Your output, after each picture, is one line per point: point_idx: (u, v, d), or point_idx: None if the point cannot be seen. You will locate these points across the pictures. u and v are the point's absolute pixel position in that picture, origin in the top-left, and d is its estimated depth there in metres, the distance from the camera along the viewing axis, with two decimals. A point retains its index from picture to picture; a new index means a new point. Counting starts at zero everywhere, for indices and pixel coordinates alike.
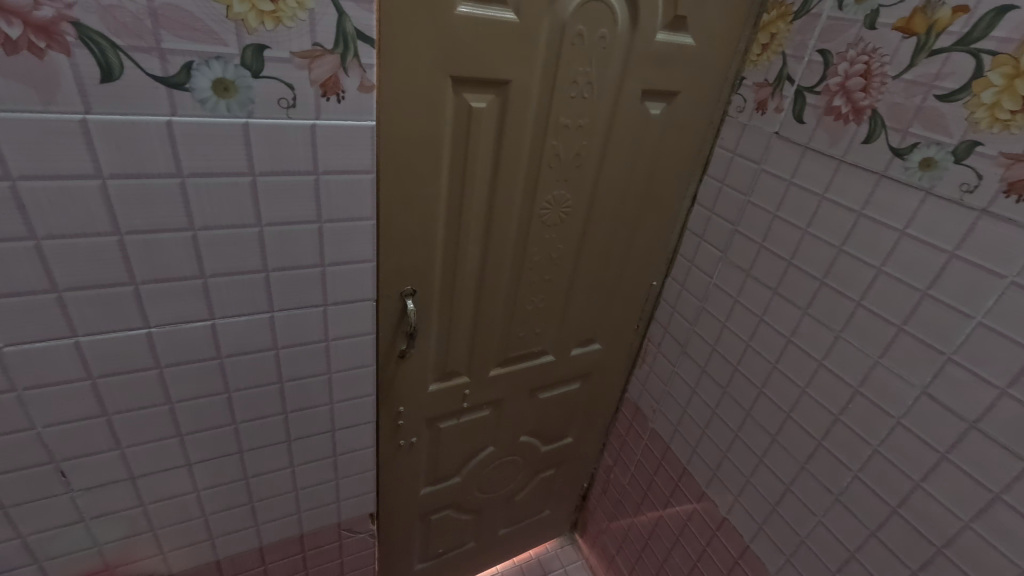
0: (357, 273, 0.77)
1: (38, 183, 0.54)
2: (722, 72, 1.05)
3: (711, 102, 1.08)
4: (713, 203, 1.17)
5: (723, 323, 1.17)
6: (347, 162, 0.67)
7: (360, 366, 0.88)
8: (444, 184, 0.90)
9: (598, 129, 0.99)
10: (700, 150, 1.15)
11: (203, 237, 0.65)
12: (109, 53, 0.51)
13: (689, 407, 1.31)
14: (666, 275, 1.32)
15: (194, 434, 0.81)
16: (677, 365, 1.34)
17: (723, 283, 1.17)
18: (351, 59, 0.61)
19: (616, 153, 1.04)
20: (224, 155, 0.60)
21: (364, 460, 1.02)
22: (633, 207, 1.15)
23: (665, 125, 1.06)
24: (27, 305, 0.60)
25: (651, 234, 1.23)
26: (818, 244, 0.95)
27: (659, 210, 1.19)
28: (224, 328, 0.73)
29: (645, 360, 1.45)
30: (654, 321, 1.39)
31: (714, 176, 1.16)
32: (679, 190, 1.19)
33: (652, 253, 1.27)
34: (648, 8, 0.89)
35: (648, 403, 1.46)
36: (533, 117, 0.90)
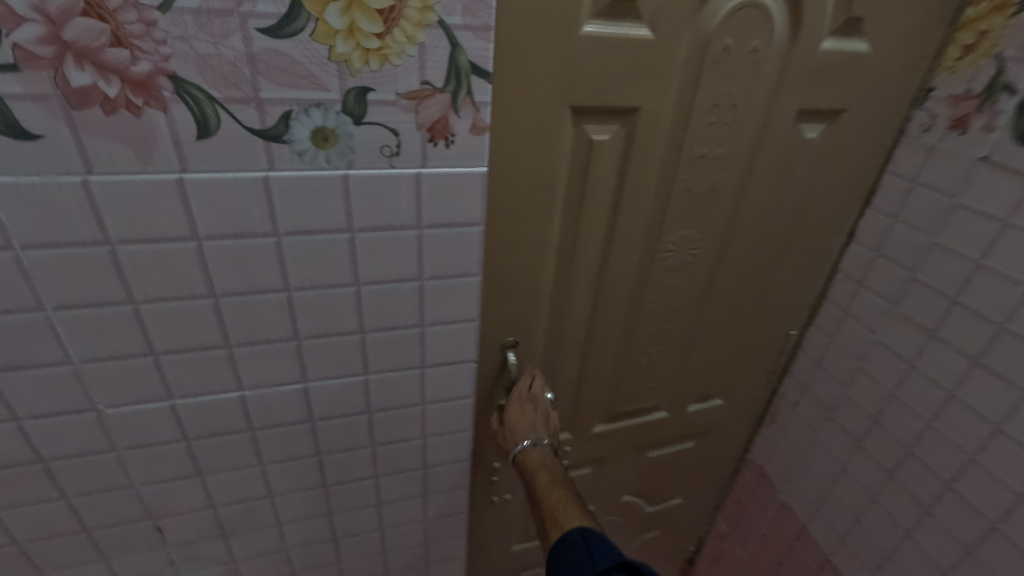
0: (459, 334, 0.68)
1: (135, 248, 0.51)
2: (903, 83, 0.84)
3: (884, 119, 0.87)
4: (880, 243, 0.95)
5: (892, 392, 0.96)
6: (454, 213, 0.58)
7: (457, 430, 0.78)
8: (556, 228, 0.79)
9: (740, 161, 0.83)
10: (865, 179, 0.94)
11: (298, 298, 0.59)
12: (206, 106, 0.46)
13: (839, 487, 1.08)
14: (807, 323, 1.10)
15: (284, 495, 0.76)
16: (821, 433, 1.11)
17: (891, 343, 0.95)
18: (463, 98, 0.52)
19: (760, 186, 0.87)
20: (323, 210, 0.54)
21: (456, 525, 0.92)
22: (773, 248, 0.96)
23: (822, 152, 0.87)
24: (126, 368, 0.57)
25: (793, 278, 1.03)
26: None
27: (805, 250, 0.99)
28: (317, 392, 0.67)
29: (776, 421, 1.22)
30: (789, 376, 1.17)
31: (884, 210, 0.93)
32: (832, 227, 0.98)
33: (793, 299, 1.06)
34: (815, 10, 0.72)
35: (778, 471, 1.24)
36: (664, 150, 0.77)
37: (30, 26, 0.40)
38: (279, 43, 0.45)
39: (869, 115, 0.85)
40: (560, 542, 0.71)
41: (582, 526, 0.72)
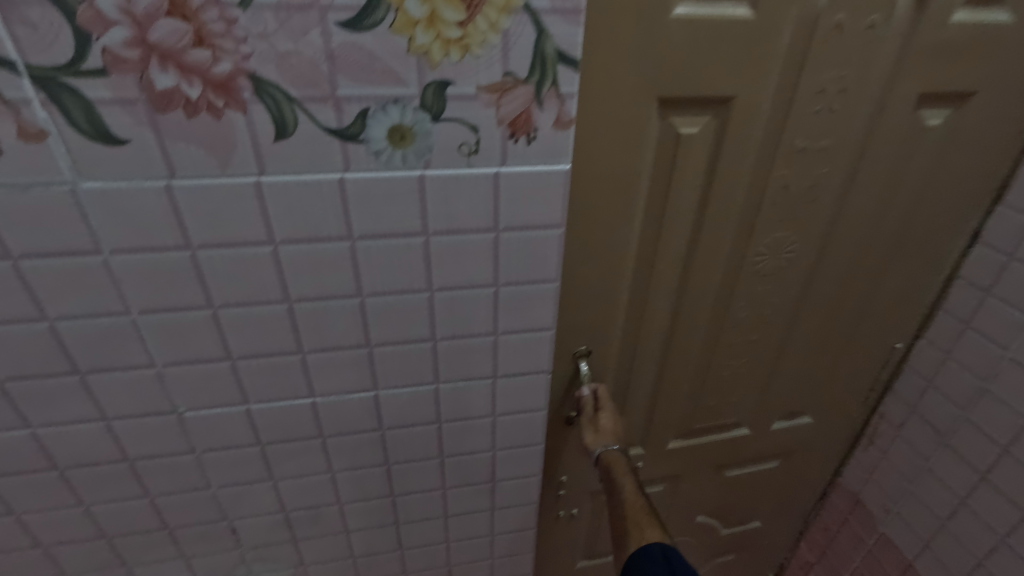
0: (534, 343, 0.64)
1: (214, 252, 0.50)
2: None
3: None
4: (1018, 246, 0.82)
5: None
6: (532, 215, 0.54)
7: (527, 444, 0.74)
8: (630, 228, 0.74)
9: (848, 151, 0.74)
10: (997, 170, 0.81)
11: (370, 304, 0.57)
12: (284, 106, 0.44)
13: (955, 521, 0.97)
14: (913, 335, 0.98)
15: (352, 503, 0.74)
16: (933, 460, 0.99)
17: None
18: (548, 89, 0.47)
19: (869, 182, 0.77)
20: (397, 212, 0.51)
21: (524, 542, 0.88)
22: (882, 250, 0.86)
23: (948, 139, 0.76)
24: (205, 372, 0.57)
25: (905, 286, 0.91)
26: None
27: (916, 253, 0.88)
28: (387, 400, 0.65)
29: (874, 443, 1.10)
30: (893, 395, 1.04)
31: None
32: (953, 225, 0.85)
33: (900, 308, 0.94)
34: None
35: (878, 499, 1.12)
36: (762, 140, 0.69)
37: (118, 29, 0.39)
38: (358, 37, 0.42)
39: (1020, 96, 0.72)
40: (636, 554, 0.65)
41: (663, 543, 0.65)
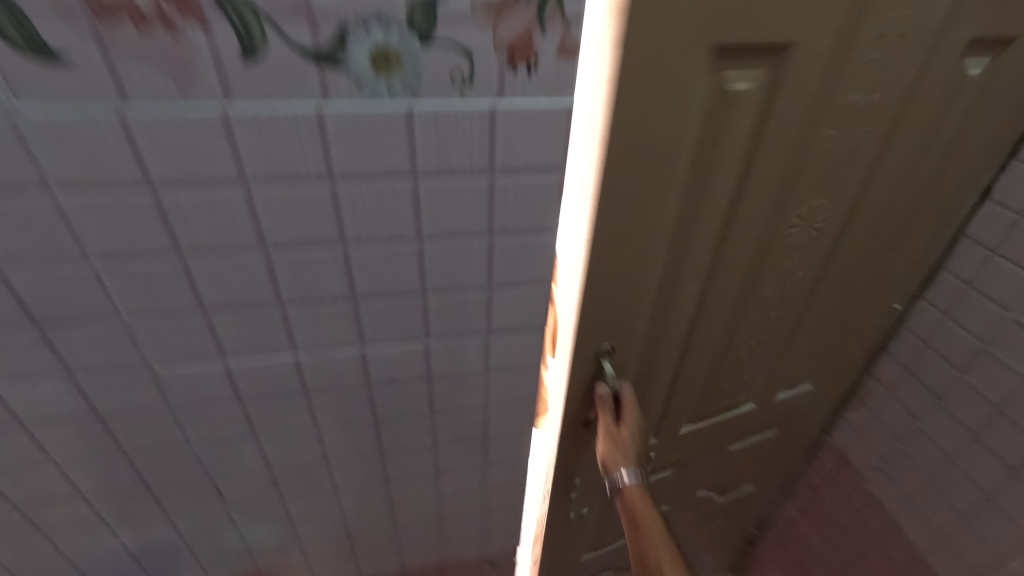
0: (530, 298, 0.60)
1: (179, 191, 0.45)
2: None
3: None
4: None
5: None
6: (532, 156, 0.49)
7: (521, 402, 0.72)
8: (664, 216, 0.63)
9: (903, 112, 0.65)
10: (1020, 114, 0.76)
11: (354, 253, 0.52)
12: (250, 20, 0.38)
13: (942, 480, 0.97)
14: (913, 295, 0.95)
15: (340, 460, 0.72)
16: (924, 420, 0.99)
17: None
18: (551, 8, 0.42)
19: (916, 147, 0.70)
20: (382, 150, 0.46)
21: (516, 498, 0.88)
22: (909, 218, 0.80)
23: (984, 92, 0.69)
24: (177, 325, 0.53)
25: (917, 248, 0.87)
26: None
27: (935, 212, 0.82)
28: (375, 356, 0.61)
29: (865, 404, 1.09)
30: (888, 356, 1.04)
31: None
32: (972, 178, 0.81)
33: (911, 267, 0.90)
34: None
35: (864, 457, 1.12)
36: (819, 105, 0.56)
37: None
38: None
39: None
40: None
41: None
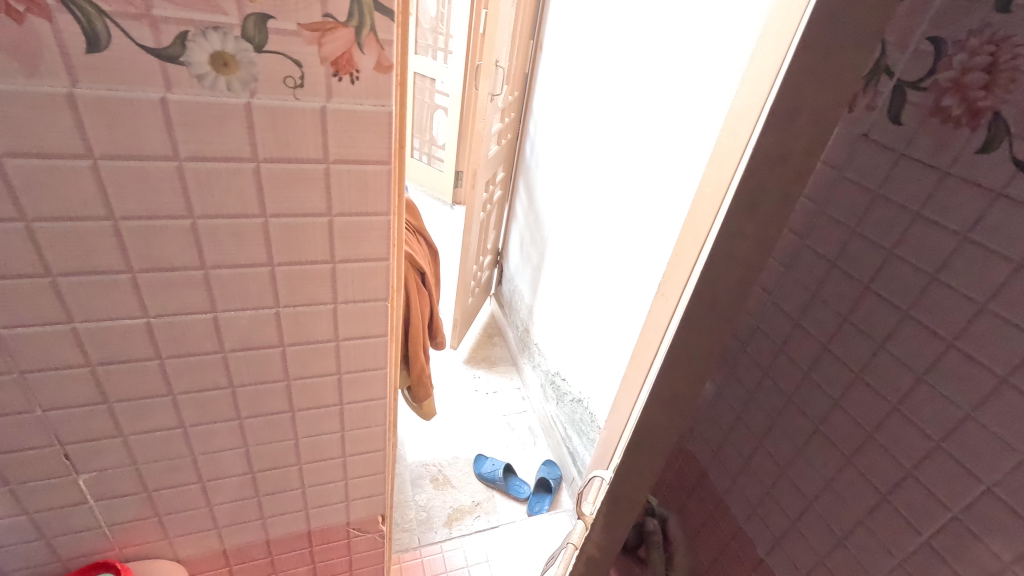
0: (372, 271, 0.71)
1: (25, 162, 0.51)
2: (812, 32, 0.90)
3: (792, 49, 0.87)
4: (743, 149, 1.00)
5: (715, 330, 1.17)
6: (362, 151, 0.61)
7: (373, 367, 0.82)
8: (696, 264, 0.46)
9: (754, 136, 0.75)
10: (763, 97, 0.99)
11: (203, 226, 0.60)
12: (94, 19, 0.45)
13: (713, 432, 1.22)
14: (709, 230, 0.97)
15: (197, 426, 0.78)
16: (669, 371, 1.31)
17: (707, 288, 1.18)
18: (367, 33, 0.53)
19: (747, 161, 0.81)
20: (226, 137, 0.55)
21: (377, 463, 0.97)
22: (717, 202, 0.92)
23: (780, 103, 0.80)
24: (23, 288, 0.57)
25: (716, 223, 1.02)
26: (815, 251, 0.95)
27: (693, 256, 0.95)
28: (227, 322, 0.68)
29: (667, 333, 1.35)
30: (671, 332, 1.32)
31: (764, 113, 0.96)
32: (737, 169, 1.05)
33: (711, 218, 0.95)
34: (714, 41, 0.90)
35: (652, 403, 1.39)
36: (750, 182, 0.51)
37: None
38: None
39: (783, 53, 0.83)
40: None
41: None
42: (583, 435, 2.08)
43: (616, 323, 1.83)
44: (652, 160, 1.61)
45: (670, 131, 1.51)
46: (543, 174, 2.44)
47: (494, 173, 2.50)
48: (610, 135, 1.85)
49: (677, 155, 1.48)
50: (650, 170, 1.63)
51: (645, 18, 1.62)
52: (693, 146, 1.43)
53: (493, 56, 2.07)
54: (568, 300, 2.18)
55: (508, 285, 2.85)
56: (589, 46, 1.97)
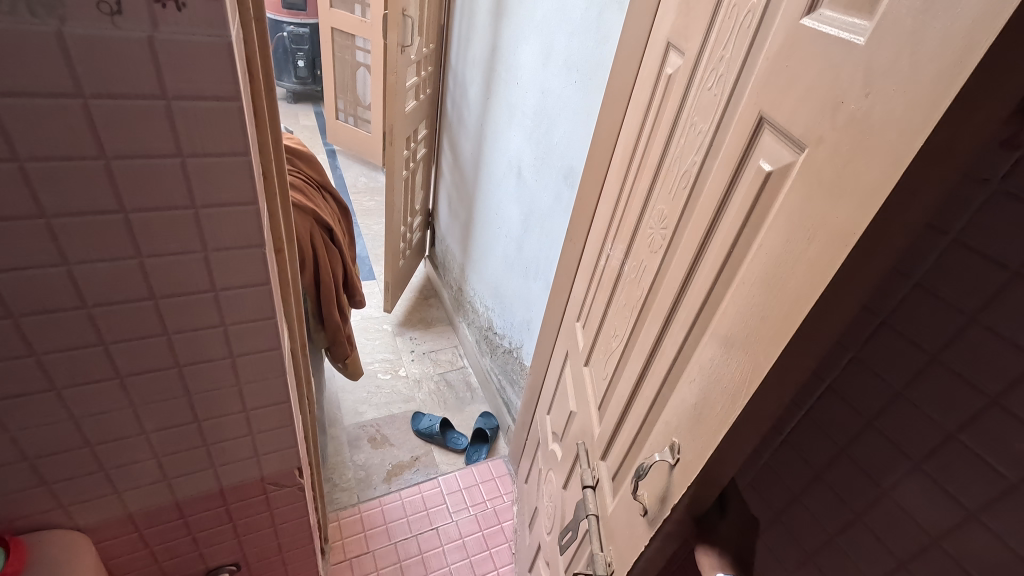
0: (239, 215, 0.69)
1: None
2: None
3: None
4: (660, 93, 1.01)
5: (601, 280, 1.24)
6: (204, 87, 0.58)
7: (261, 317, 0.81)
8: (815, 228, 0.55)
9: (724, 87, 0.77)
10: (661, 35, 1.00)
11: (32, 170, 0.56)
12: None
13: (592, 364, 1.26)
14: (655, 182, 0.99)
15: (73, 388, 0.75)
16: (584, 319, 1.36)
17: (605, 241, 1.24)
18: None
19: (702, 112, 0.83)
20: (43, 70, 0.52)
21: (283, 416, 0.96)
22: (671, 155, 0.93)
23: (714, 42, 0.80)
24: None
25: (645, 170, 1.04)
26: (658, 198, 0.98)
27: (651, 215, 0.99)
28: (84, 275, 0.66)
29: (582, 274, 1.39)
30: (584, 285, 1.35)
31: (674, 49, 0.96)
32: (644, 109, 1.07)
33: (660, 170, 0.97)
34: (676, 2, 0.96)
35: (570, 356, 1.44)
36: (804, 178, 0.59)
37: None
38: None
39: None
40: None
41: None
42: (514, 384, 2.16)
43: (540, 271, 1.90)
44: (563, 109, 1.66)
45: (579, 79, 1.55)
46: (466, 130, 2.42)
47: (415, 130, 2.47)
48: (525, 85, 1.87)
49: (585, 101, 1.53)
50: (563, 118, 1.67)
51: None
52: (596, 91, 1.48)
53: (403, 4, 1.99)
54: (496, 253, 2.22)
55: (440, 246, 2.84)
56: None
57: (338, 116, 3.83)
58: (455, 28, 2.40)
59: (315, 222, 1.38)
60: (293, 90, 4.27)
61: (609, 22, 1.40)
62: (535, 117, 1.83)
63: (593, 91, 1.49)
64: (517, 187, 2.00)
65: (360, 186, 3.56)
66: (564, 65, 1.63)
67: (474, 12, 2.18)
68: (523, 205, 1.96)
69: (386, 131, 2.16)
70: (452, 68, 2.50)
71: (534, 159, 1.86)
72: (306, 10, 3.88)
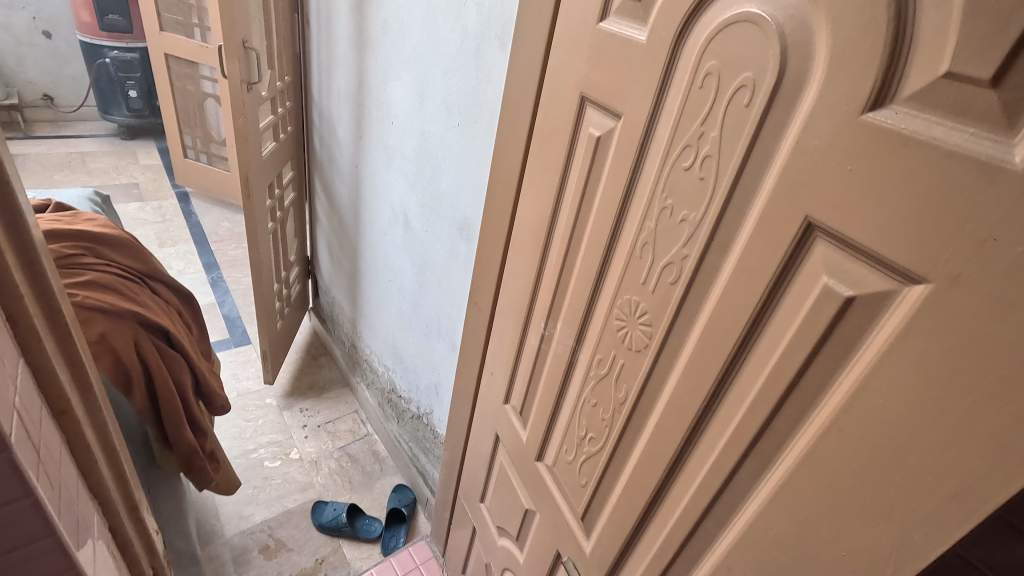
0: None
1: None
2: (571, 16, 0.72)
3: (603, 31, 0.66)
4: (584, 152, 0.74)
5: (534, 365, 0.96)
6: None
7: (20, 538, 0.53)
8: (984, 393, 0.37)
9: (700, 160, 0.55)
10: (563, 91, 0.77)
11: None
12: None
13: (557, 469, 0.94)
14: (606, 266, 0.73)
15: None
16: (511, 397, 1.08)
17: (517, 311, 0.99)
18: None
19: (671, 194, 0.59)
20: None
21: None
22: (633, 234, 0.66)
23: (684, 113, 0.56)
24: None
25: (581, 245, 0.77)
26: (626, 285, 0.69)
27: (590, 294, 0.77)
28: None
29: (505, 350, 1.06)
30: (506, 371, 1.06)
31: (595, 107, 0.71)
32: (557, 170, 0.80)
33: (622, 252, 0.69)
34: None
35: (504, 450, 1.14)
36: None
37: None
38: None
39: (687, 17, 0.54)
40: None
41: None
42: (429, 453, 1.86)
43: (443, 330, 1.53)
44: (447, 159, 1.30)
45: (458, 126, 1.22)
46: (338, 170, 1.96)
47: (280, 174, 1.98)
48: (402, 125, 1.46)
49: (466, 156, 1.22)
50: (446, 162, 1.31)
51: None
52: (484, 137, 1.14)
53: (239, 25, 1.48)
54: (389, 311, 1.85)
55: (326, 297, 2.48)
56: (362, 13, 1.51)
57: (187, 155, 3.36)
58: (311, 52, 1.90)
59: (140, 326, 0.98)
60: (127, 125, 3.79)
61: (489, 59, 1.08)
62: (417, 162, 1.43)
63: (481, 136, 1.15)
64: (406, 237, 1.60)
65: (223, 233, 3.20)
66: (442, 105, 1.26)
67: (332, 30, 1.70)
68: (415, 257, 1.57)
69: (243, 183, 1.71)
70: (315, 101, 1.99)
71: (420, 206, 1.48)
72: (132, 32, 3.50)
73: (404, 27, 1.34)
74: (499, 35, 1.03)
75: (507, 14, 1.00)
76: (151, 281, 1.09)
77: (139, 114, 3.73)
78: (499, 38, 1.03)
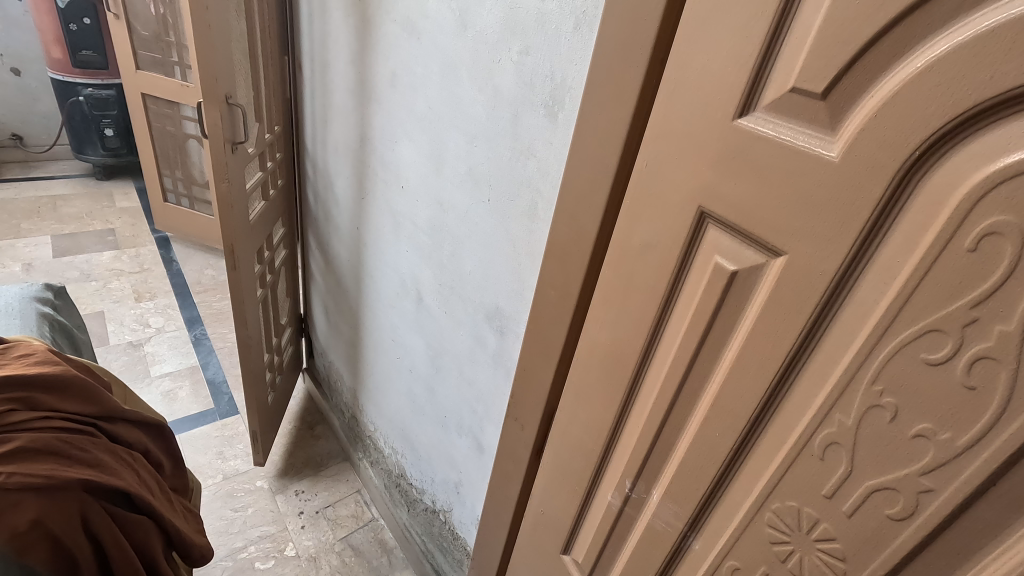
0: None
1: None
2: (680, 104, 0.52)
3: (746, 132, 0.47)
4: (712, 287, 0.54)
5: (613, 529, 0.74)
6: None
7: None
8: None
9: (968, 358, 0.36)
10: (662, 200, 0.57)
11: None
12: None
13: None
14: (750, 448, 0.52)
15: None
16: (574, 550, 0.86)
17: (585, 454, 0.77)
18: None
19: (898, 391, 0.40)
20: None
21: None
22: (812, 424, 0.46)
23: (932, 282, 0.37)
24: None
25: (702, 408, 0.57)
26: (795, 490, 0.48)
27: (723, 479, 0.56)
28: None
29: (563, 492, 0.84)
30: (566, 518, 0.85)
31: (727, 229, 0.51)
32: (655, 298, 0.60)
33: (786, 442, 0.48)
34: (788, 87, 0.44)
35: None
36: None
37: None
38: None
39: (931, 142, 0.36)
40: None
41: None
42: (448, 553, 1.62)
43: (465, 426, 1.30)
44: (470, 237, 1.09)
45: (487, 200, 1.01)
46: (336, 229, 1.74)
47: (269, 235, 1.76)
48: (413, 191, 1.25)
49: (497, 237, 1.01)
50: (470, 240, 1.09)
51: (433, 30, 1.04)
52: (523, 219, 0.94)
53: (223, 77, 1.27)
54: (396, 390, 1.62)
55: (321, 359, 2.24)
56: (364, 61, 1.32)
57: (168, 198, 3.13)
58: (304, 100, 1.70)
59: (87, 495, 0.86)
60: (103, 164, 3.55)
61: (528, 127, 0.88)
62: (432, 234, 1.22)
63: (517, 216, 0.95)
64: (417, 315, 1.38)
65: (206, 282, 2.95)
66: (466, 174, 1.05)
67: (328, 78, 1.50)
68: (428, 339, 1.35)
69: (228, 253, 1.48)
70: (309, 152, 1.78)
71: (436, 283, 1.26)
72: (108, 68, 3.27)
73: (417, 81, 1.13)
74: (546, 101, 0.83)
75: (559, 77, 0.80)
76: (105, 425, 0.96)
77: (114, 152, 3.48)
78: (547, 105, 0.83)
